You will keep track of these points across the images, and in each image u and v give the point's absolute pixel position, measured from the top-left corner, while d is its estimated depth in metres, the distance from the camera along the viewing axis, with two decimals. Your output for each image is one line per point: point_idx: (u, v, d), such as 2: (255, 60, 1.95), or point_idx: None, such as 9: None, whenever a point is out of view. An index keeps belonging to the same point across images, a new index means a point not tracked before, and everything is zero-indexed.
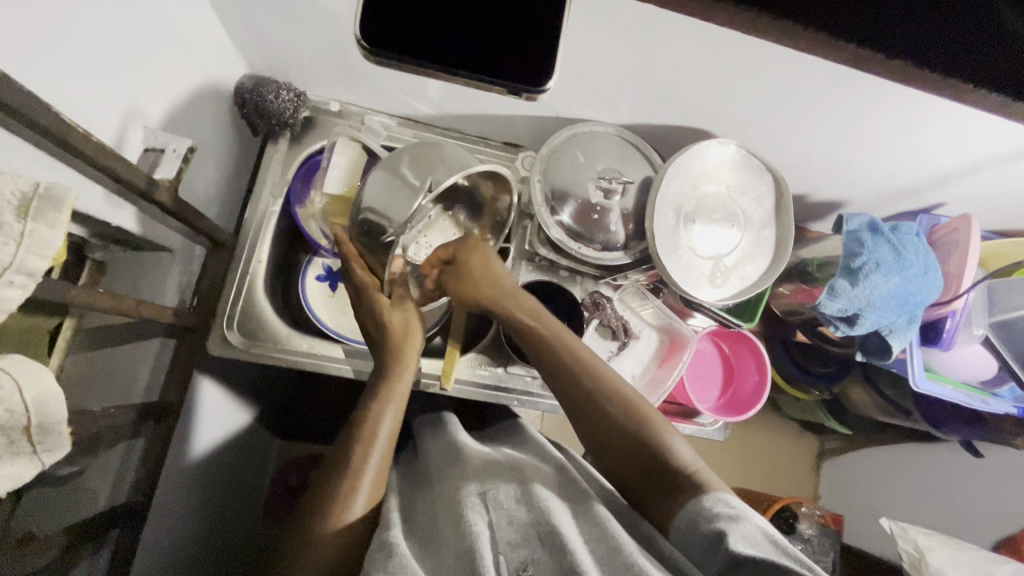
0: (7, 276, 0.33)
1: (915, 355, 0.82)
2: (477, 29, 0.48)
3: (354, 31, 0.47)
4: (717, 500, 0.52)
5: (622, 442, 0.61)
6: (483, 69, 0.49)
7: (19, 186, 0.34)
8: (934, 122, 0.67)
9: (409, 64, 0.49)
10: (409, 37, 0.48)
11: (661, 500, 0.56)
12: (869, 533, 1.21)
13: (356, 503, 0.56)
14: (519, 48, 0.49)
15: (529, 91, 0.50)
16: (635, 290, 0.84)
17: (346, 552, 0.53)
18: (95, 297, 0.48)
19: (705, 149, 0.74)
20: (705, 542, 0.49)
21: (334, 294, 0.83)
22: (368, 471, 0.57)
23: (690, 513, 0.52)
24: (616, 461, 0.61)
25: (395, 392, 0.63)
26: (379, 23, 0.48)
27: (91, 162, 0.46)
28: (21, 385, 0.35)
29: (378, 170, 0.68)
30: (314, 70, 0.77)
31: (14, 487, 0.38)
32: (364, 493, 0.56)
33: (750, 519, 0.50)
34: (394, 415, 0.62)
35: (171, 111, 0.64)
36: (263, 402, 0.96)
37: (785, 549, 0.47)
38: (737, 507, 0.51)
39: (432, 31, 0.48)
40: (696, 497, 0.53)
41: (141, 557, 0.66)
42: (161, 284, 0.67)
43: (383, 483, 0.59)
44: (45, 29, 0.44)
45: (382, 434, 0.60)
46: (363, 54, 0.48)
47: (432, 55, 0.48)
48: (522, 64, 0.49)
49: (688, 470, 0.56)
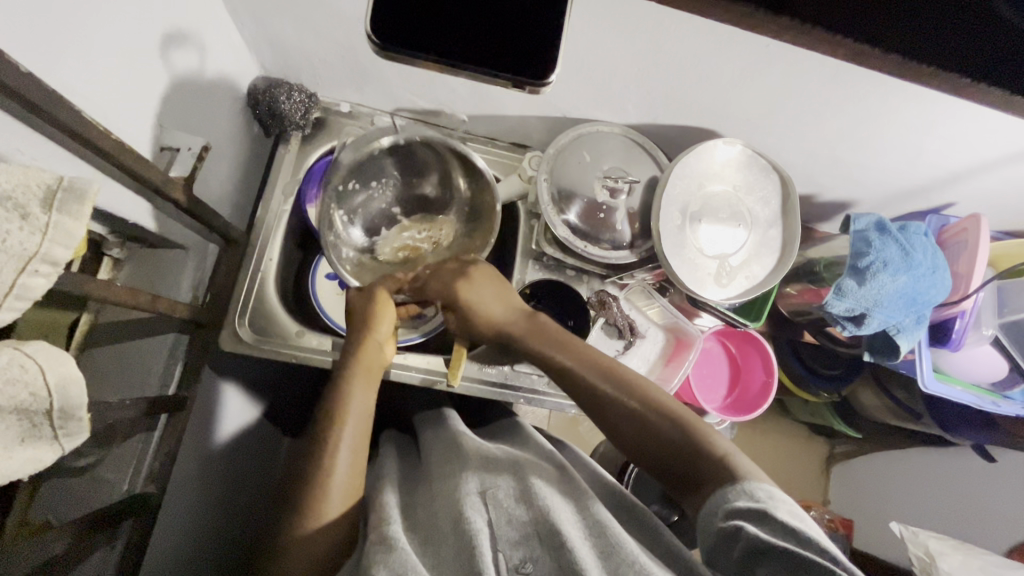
0: (33, 265, 0.34)
1: (923, 356, 0.82)
2: (482, 23, 0.49)
3: (363, 28, 0.48)
4: (742, 492, 0.51)
5: (669, 450, 0.59)
6: (493, 62, 0.49)
7: (45, 179, 0.35)
8: (949, 121, 0.67)
9: (414, 57, 0.49)
10: (415, 32, 0.49)
11: (689, 493, 0.56)
12: (880, 538, 1.20)
13: (331, 502, 0.56)
14: (527, 43, 0.49)
15: (532, 85, 0.49)
16: (641, 290, 0.85)
17: (332, 547, 0.55)
18: (113, 290, 0.50)
19: (711, 149, 0.75)
20: (720, 535, 0.49)
21: (343, 293, 0.82)
22: (340, 460, 0.59)
23: (714, 505, 0.52)
24: (592, 405, 0.65)
25: (355, 380, 0.65)
26: (386, 19, 0.49)
27: (112, 159, 0.47)
28: (44, 370, 0.36)
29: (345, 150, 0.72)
30: (325, 73, 0.78)
31: (37, 471, 0.39)
32: (338, 494, 0.57)
33: (773, 511, 0.48)
34: (361, 405, 0.63)
35: (189, 114, 0.66)
36: (275, 401, 0.97)
37: (810, 542, 0.46)
38: (761, 500, 0.50)
39: (437, 26, 0.49)
40: (723, 488, 0.53)
41: (153, 551, 0.67)
42: (176, 281, 0.68)
43: (358, 481, 0.60)
44: (65, 34, 0.45)
45: (350, 422, 0.61)
46: (372, 48, 0.48)
47: (436, 48, 0.49)
48: (526, 57, 0.49)
49: (722, 460, 0.56)
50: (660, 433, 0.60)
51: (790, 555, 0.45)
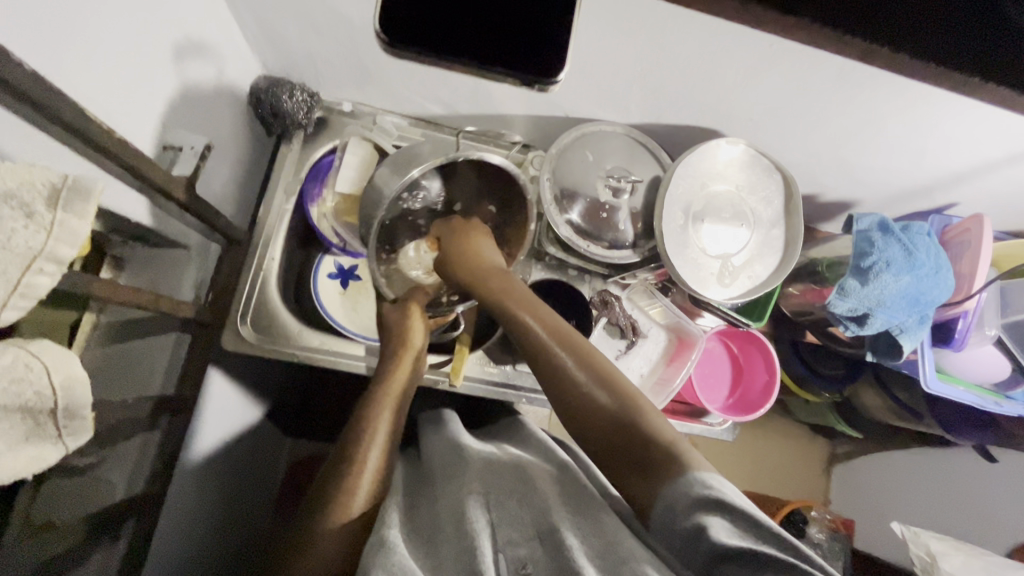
0: (38, 263, 0.34)
1: (926, 356, 0.82)
2: (492, 21, 0.49)
3: (373, 26, 0.48)
4: (697, 483, 0.51)
5: (629, 438, 0.56)
6: (502, 59, 0.49)
7: (50, 177, 0.35)
8: (953, 121, 0.67)
9: (424, 56, 0.49)
10: (425, 30, 0.49)
11: (637, 477, 0.55)
12: (881, 538, 1.20)
13: (356, 503, 0.58)
14: (537, 39, 0.50)
15: (542, 83, 0.50)
16: (643, 290, 0.85)
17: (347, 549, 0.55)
18: (116, 290, 0.50)
19: (714, 149, 0.74)
20: (683, 533, 0.48)
21: (344, 292, 0.83)
22: (365, 476, 0.59)
23: (670, 499, 0.51)
24: (542, 373, 0.61)
25: (390, 396, 0.65)
26: (396, 17, 0.49)
27: (115, 157, 0.47)
28: (50, 369, 0.36)
29: (385, 164, 0.68)
30: (327, 72, 0.78)
31: (40, 471, 0.39)
32: (363, 494, 0.59)
33: (730, 498, 0.49)
34: (391, 424, 0.64)
35: (191, 113, 0.65)
36: (277, 400, 0.97)
37: (764, 527, 0.48)
38: (715, 488, 0.50)
39: (447, 23, 0.49)
40: (679, 476, 0.52)
41: (156, 551, 0.67)
42: (179, 280, 0.68)
43: (382, 484, 0.61)
44: (67, 33, 0.45)
45: (379, 440, 0.62)
46: (382, 47, 0.48)
47: (445, 47, 0.49)
48: (535, 55, 0.50)
49: (668, 445, 0.55)
50: (623, 422, 0.57)
51: (754, 555, 0.45)
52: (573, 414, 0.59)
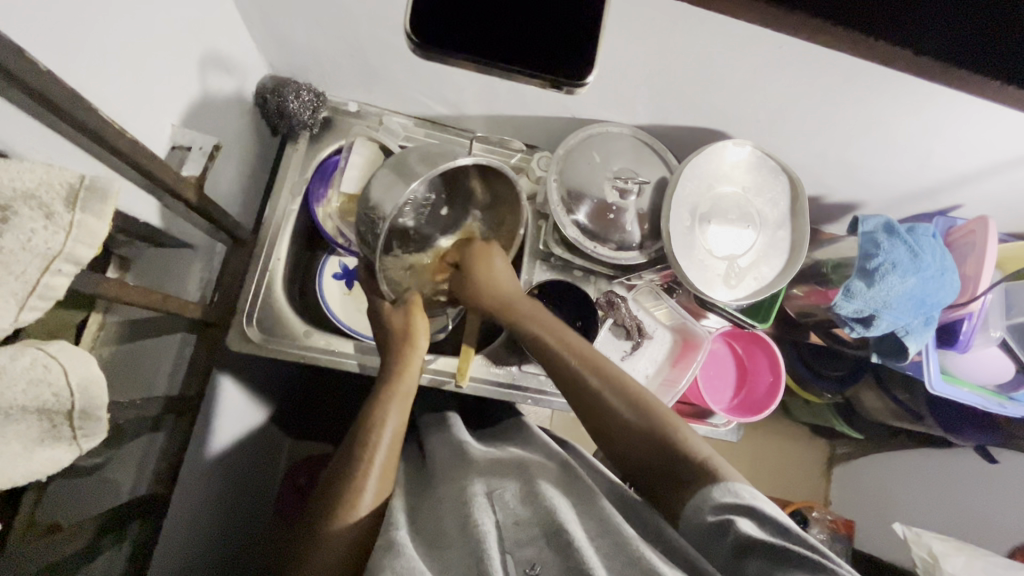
0: (56, 264, 0.34)
1: (930, 358, 0.82)
2: (522, 23, 0.49)
3: (403, 26, 0.48)
4: (726, 490, 0.51)
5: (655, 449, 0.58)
6: (531, 62, 0.49)
7: (67, 177, 0.35)
8: (962, 123, 0.67)
9: (452, 56, 0.49)
10: (454, 32, 0.49)
11: (665, 484, 0.56)
12: (880, 538, 1.20)
13: (363, 503, 0.57)
14: (566, 43, 0.50)
15: (570, 86, 0.50)
16: (649, 291, 0.85)
17: (355, 549, 0.55)
18: (126, 290, 0.50)
19: (721, 150, 0.74)
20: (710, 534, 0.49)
21: (349, 292, 0.83)
22: (374, 472, 0.59)
23: (696, 503, 0.51)
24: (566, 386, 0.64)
25: (398, 395, 0.65)
26: (426, 17, 0.48)
27: (126, 157, 0.47)
28: (66, 370, 0.36)
29: (383, 170, 0.68)
30: (334, 72, 0.78)
31: (54, 473, 0.38)
32: (371, 492, 0.58)
33: (759, 507, 0.49)
34: (398, 417, 0.63)
35: (200, 113, 0.65)
36: (280, 400, 0.97)
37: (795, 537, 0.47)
38: (747, 498, 0.50)
39: (476, 25, 0.49)
40: (706, 487, 0.52)
41: (160, 552, 0.67)
42: (185, 280, 0.68)
43: (389, 481, 0.61)
44: (81, 33, 0.44)
45: (386, 436, 0.61)
46: (410, 46, 0.48)
47: (474, 48, 0.49)
48: (564, 58, 0.50)
49: (699, 460, 0.55)
50: (650, 433, 0.58)
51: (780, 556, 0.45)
52: (604, 433, 0.61)
